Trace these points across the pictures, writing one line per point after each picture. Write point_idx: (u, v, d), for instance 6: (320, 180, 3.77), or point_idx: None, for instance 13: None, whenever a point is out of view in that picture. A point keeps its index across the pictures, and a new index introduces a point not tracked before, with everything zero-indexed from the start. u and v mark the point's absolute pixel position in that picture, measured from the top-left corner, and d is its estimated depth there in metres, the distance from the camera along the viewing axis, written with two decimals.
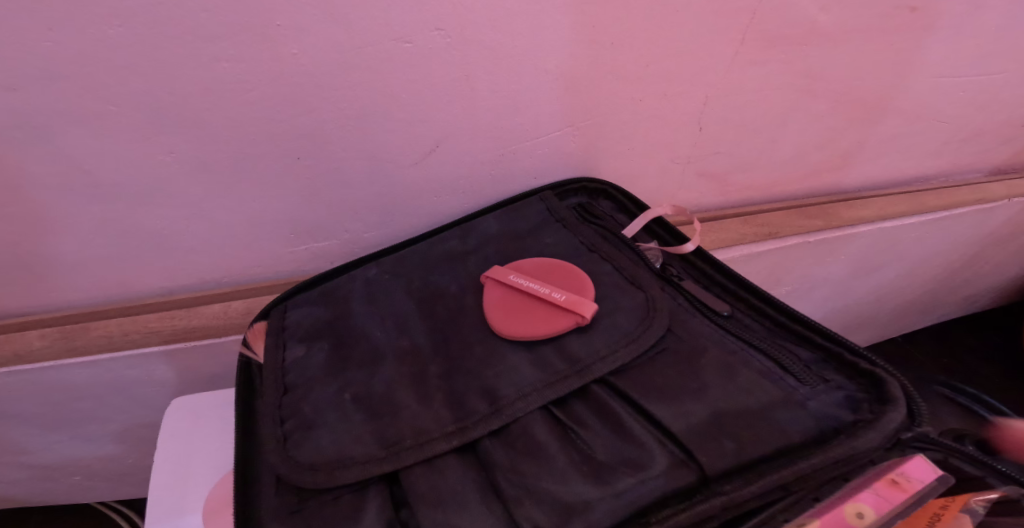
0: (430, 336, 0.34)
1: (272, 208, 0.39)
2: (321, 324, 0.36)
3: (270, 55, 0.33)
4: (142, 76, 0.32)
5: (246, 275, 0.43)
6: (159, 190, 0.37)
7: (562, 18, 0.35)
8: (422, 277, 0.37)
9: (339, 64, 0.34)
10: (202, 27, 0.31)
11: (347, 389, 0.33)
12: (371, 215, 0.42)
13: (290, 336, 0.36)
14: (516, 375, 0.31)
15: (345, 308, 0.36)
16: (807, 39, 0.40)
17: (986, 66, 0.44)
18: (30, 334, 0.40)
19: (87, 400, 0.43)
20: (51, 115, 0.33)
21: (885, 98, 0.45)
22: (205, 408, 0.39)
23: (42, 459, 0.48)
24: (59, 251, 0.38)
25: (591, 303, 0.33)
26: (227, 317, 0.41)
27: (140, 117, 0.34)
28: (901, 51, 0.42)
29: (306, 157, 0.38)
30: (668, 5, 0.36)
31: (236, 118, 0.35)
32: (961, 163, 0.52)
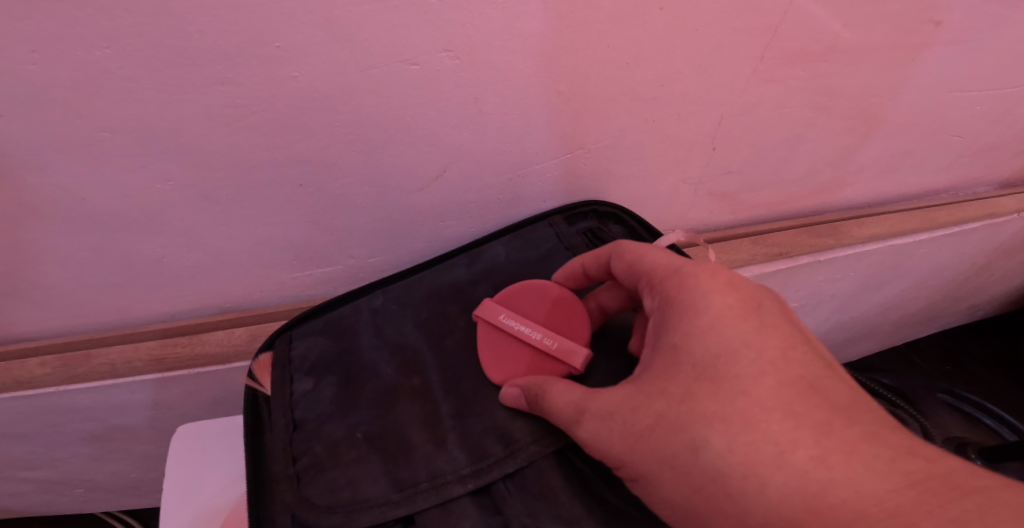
0: (441, 372, 0.34)
1: (274, 235, 0.38)
2: (329, 357, 0.35)
3: (268, 78, 0.31)
4: (134, 101, 0.31)
5: (249, 301, 0.42)
6: (156, 218, 0.36)
7: (578, 39, 0.34)
8: (432, 309, 0.37)
9: (343, 88, 0.33)
10: (195, 50, 0.29)
11: (359, 427, 0.32)
12: (376, 241, 0.41)
13: (297, 369, 0.35)
14: (529, 418, 0.32)
15: (354, 339, 0.36)
16: (827, 55, 0.38)
17: (1005, 81, 0.43)
18: (30, 361, 0.39)
19: (91, 423, 0.43)
20: (40, 144, 0.31)
21: (900, 113, 0.44)
22: (211, 434, 0.38)
23: (48, 475, 0.48)
24: (55, 278, 0.37)
25: (580, 352, 0.33)
26: (232, 344, 0.40)
27: (133, 144, 0.32)
28: (922, 65, 0.41)
29: (308, 184, 0.36)
30: (688, 23, 0.34)
31: (233, 145, 0.33)
32: (972, 176, 0.51)
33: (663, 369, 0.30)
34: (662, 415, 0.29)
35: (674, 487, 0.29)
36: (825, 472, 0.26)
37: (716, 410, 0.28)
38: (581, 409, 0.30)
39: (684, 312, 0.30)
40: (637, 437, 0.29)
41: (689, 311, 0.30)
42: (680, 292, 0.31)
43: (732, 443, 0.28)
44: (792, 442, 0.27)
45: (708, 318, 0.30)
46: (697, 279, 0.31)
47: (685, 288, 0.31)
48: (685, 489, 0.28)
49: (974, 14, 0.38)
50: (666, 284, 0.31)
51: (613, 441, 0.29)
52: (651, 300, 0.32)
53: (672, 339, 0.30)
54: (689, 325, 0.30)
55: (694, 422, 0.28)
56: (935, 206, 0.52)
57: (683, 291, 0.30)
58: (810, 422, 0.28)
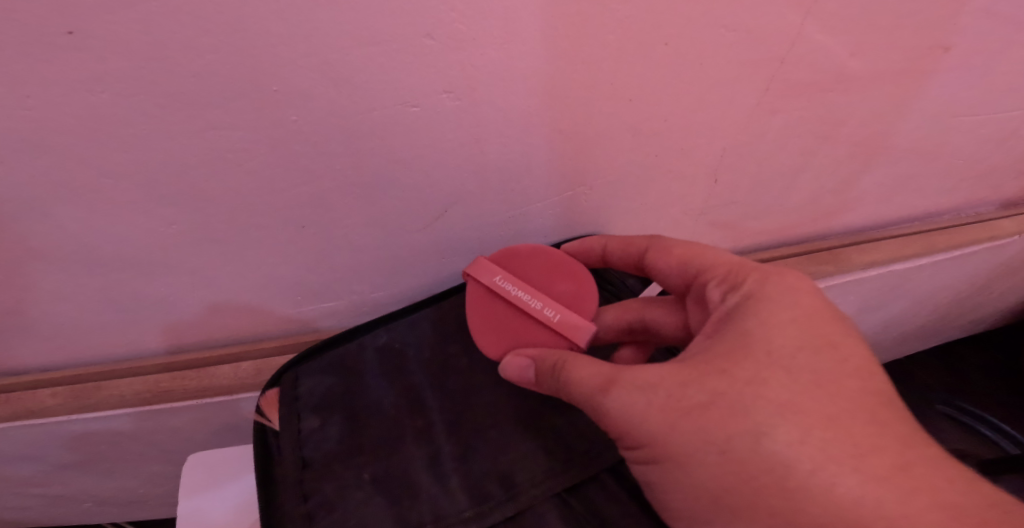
0: (443, 414, 0.35)
1: (278, 274, 0.39)
2: (336, 395, 0.36)
3: (267, 121, 0.31)
4: (134, 146, 0.30)
5: (254, 334, 0.42)
6: (159, 258, 0.36)
7: (579, 77, 0.33)
8: (433, 348, 0.38)
9: (342, 131, 0.32)
10: (191, 94, 0.29)
11: (367, 467, 0.33)
12: (379, 277, 0.41)
13: (304, 406, 0.36)
14: (530, 461, 0.33)
15: (360, 379, 0.36)
16: (834, 85, 0.38)
17: (1011, 104, 0.43)
18: (40, 392, 0.40)
19: (100, 445, 0.44)
20: (41, 191, 0.31)
21: (902, 140, 0.44)
22: (221, 462, 0.40)
23: (58, 490, 0.49)
24: (61, 315, 0.37)
25: (576, 328, 0.36)
26: (238, 378, 0.42)
27: (134, 189, 0.32)
28: (929, 92, 0.40)
29: (309, 225, 0.36)
30: (692, 59, 0.34)
31: (234, 189, 0.33)
32: (974, 198, 0.51)
33: (730, 347, 0.32)
34: (719, 394, 0.30)
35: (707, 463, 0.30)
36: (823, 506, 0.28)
37: (782, 405, 0.30)
38: (609, 380, 0.32)
39: (770, 305, 0.33)
40: (681, 416, 0.31)
41: (772, 300, 0.33)
42: (767, 284, 0.34)
43: (793, 443, 0.29)
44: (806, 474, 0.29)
45: (791, 312, 0.33)
46: (785, 276, 0.34)
47: (775, 282, 0.34)
48: (727, 477, 0.30)
49: (981, 40, 0.37)
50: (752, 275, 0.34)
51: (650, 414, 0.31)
52: (715, 289, 0.35)
53: (745, 324, 0.32)
54: (769, 316, 0.32)
55: (746, 422, 0.30)
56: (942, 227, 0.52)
57: (767, 286, 0.34)
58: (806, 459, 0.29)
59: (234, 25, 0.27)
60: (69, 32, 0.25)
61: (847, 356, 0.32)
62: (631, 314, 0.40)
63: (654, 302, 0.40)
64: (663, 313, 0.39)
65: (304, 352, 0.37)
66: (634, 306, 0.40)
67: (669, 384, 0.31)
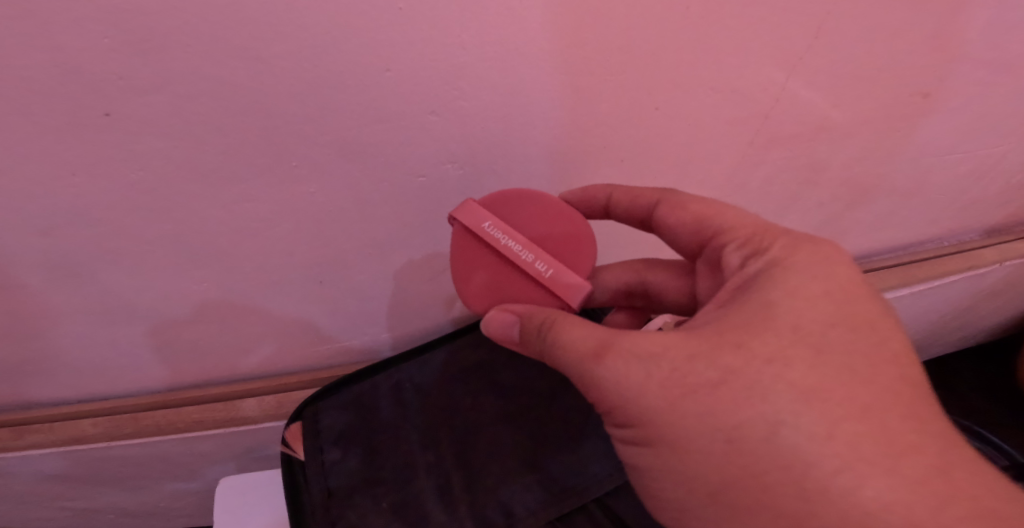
0: (451, 448, 0.39)
1: (299, 320, 0.42)
2: (354, 430, 0.40)
3: (288, 192, 0.34)
4: (170, 218, 0.34)
5: (276, 369, 0.46)
6: (189, 308, 0.39)
7: (567, 134, 0.37)
8: (440, 387, 0.42)
9: (356, 199, 0.35)
10: (221, 169, 0.32)
11: (384, 497, 0.37)
12: (388, 321, 0.45)
13: (327, 439, 0.40)
14: (527, 494, 0.37)
15: (375, 415, 0.40)
16: (817, 132, 0.40)
17: (992, 139, 0.45)
18: (85, 421, 0.45)
19: (140, 466, 0.49)
20: (86, 257, 0.34)
21: (883, 182, 0.47)
22: (251, 484, 0.44)
23: (99, 503, 0.55)
24: (105, 357, 0.41)
25: (569, 286, 0.36)
26: (264, 410, 0.46)
27: (169, 253, 0.35)
28: (915, 131, 0.43)
29: (325, 281, 0.40)
30: (676, 115, 0.37)
31: (259, 252, 0.37)
32: (957, 227, 0.54)
33: (752, 320, 0.32)
34: (729, 372, 0.31)
35: (713, 445, 0.30)
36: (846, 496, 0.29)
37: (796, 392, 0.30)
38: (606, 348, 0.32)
39: (803, 275, 0.33)
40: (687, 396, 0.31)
41: (800, 269, 0.33)
42: (797, 253, 0.34)
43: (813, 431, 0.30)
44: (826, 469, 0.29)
45: (822, 286, 0.33)
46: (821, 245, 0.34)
47: (809, 251, 0.34)
48: (729, 459, 0.30)
49: (956, 85, 0.39)
50: (782, 243, 0.34)
51: (653, 393, 0.31)
52: (734, 253, 0.35)
53: (773, 292, 0.32)
54: (796, 288, 0.32)
55: (761, 406, 0.30)
56: (935, 254, 0.56)
57: (796, 255, 0.34)
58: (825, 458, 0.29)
59: (257, 105, 0.29)
60: (107, 114, 0.28)
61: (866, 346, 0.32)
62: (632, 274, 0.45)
63: (653, 266, 0.45)
64: (664, 272, 0.44)
65: (327, 386, 0.41)
66: (635, 268, 0.45)
67: (674, 356, 0.31)
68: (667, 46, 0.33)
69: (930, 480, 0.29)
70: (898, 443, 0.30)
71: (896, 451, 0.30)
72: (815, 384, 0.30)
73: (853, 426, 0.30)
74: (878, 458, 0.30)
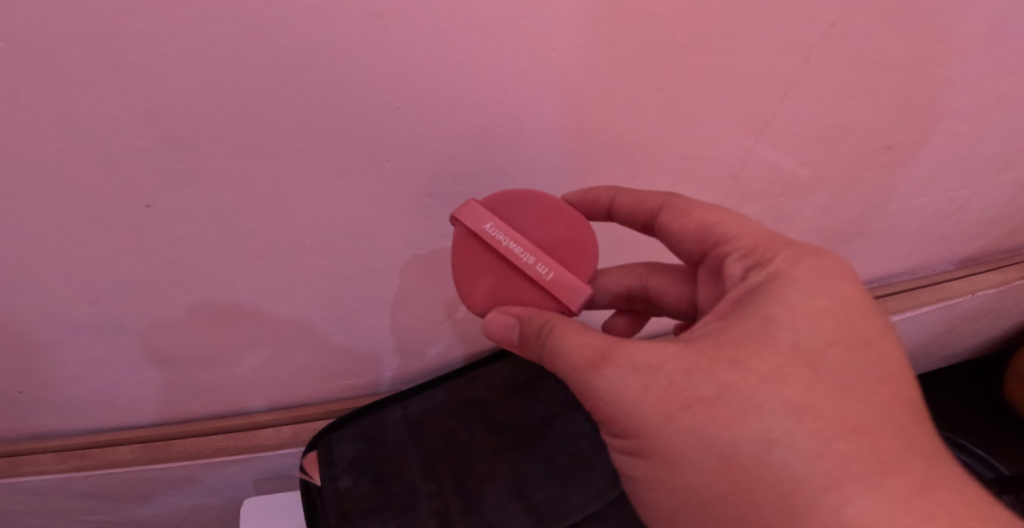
0: (422, 473, 0.56)
1: (336, 347, 0.54)
2: (365, 462, 0.55)
3: (337, 255, 0.44)
4: (240, 280, 0.44)
5: (318, 393, 0.60)
6: (252, 345, 0.50)
7: (566, 175, 0.45)
8: (437, 418, 0.58)
9: (383, 268, 0.47)
10: (293, 231, 0.41)
11: (388, 517, 0.54)
12: (393, 361, 0.59)
13: (339, 469, 0.54)
14: (502, 508, 0.56)
15: (382, 446, 0.56)
16: (781, 189, 0.49)
17: (934, 193, 0.56)
18: (120, 447, 0.57)
19: (172, 482, 0.62)
20: (161, 308, 0.44)
21: (864, 226, 0.58)
22: (267, 503, 0.56)
23: (132, 510, 0.67)
24: (184, 380, 0.53)
25: (564, 288, 0.44)
26: (281, 438, 0.60)
27: (195, 307, 0.45)
28: (881, 175, 0.51)
29: (353, 287, 0.48)
30: (663, 172, 0.46)
31: (308, 298, 0.47)
32: (942, 254, 0.67)
33: (756, 332, 0.40)
34: (724, 385, 0.39)
35: (705, 457, 0.38)
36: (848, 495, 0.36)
37: (796, 403, 0.38)
38: (601, 358, 0.40)
39: (801, 290, 0.41)
40: (684, 408, 0.39)
41: (800, 283, 0.42)
42: (790, 266, 0.42)
43: (808, 437, 0.38)
44: (830, 482, 0.37)
45: (817, 299, 0.41)
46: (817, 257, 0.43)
47: (799, 260, 0.43)
48: (719, 467, 0.38)
49: (914, 141, 0.48)
50: (777, 253, 0.43)
51: (647, 401, 0.39)
52: (738, 263, 0.44)
53: (775, 306, 0.41)
54: (794, 299, 0.41)
55: (758, 422, 0.38)
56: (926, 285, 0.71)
57: (793, 268, 0.42)
58: (825, 457, 0.37)
59: (276, 190, 0.38)
60: (147, 205, 0.36)
61: (867, 354, 0.41)
62: (632, 278, 0.59)
63: (653, 271, 0.58)
64: (663, 276, 0.57)
65: (340, 420, 0.56)
66: (637, 272, 0.58)
67: (673, 368, 0.39)
68: (680, 99, 0.39)
69: (917, 497, 0.36)
70: (881, 464, 0.37)
71: (881, 471, 0.37)
72: (811, 399, 0.38)
73: (841, 445, 0.37)
74: (866, 476, 0.37)
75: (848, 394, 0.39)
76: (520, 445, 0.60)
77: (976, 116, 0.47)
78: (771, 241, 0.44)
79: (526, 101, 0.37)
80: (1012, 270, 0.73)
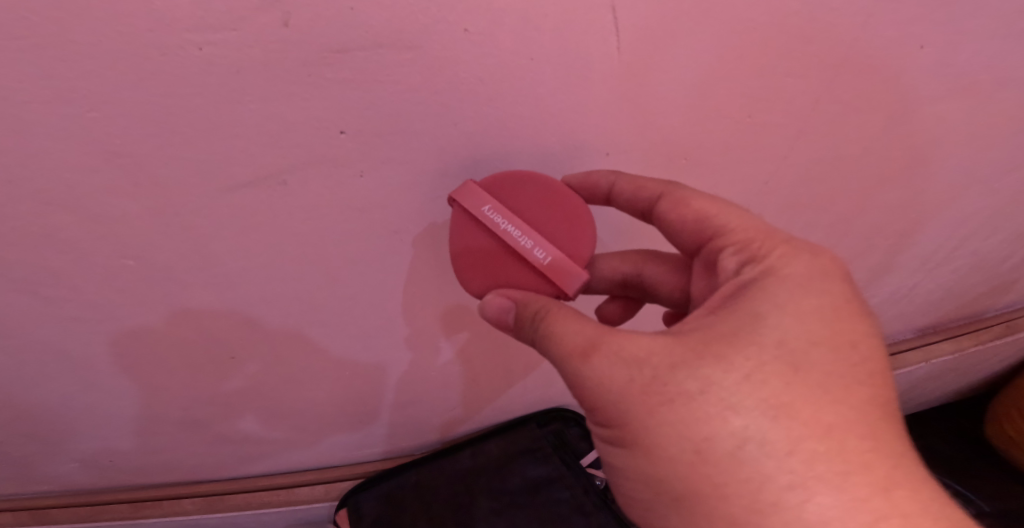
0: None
1: (373, 321, 0.73)
2: (381, 520, 1.09)
3: (395, 273, 0.66)
4: (304, 293, 0.66)
5: (344, 384, 0.85)
6: (317, 328, 0.72)
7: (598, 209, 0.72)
8: (425, 494, 1.10)
9: (423, 276, 0.68)
10: (370, 249, 0.62)
11: None
12: (389, 348, 0.79)
13: (365, 520, 1.09)
14: None
15: (393, 505, 1.09)
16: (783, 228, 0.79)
17: (941, 233, 0.93)
18: (184, 502, 1.02)
19: (271, 502, 1.07)
20: (263, 326, 0.70)
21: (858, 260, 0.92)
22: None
23: (231, 519, 1.08)
24: (277, 366, 0.77)
25: (562, 272, 0.61)
26: (314, 493, 1.09)
27: (274, 361, 0.76)
28: (898, 217, 0.85)
29: (362, 316, 0.72)
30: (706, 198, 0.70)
31: (377, 301, 0.70)
32: (903, 284, 1.04)
33: (743, 328, 0.56)
34: (702, 382, 0.54)
35: (683, 451, 0.53)
36: (785, 468, 0.52)
37: (763, 393, 0.54)
38: (591, 346, 0.56)
39: (778, 288, 0.58)
40: (661, 401, 0.54)
41: (783, 279, 0.58)
42: (779, 267, 0.59)
43: (765, 410, 0.53)
44: (788, 462, 0.52)
45: (788, 293, 0.58)
46: (792, 258, 0.59)
47: (784, 261, 0.59)
48: (692, 448, 0.53)
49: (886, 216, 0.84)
50: (778, 252, 0.60)
51: (630, 388, 0.55)
52: (733, 259, 0.61)
53: (760, 305, 0.57)
54: (774, 296, 0.57)
55: (728, 407, 0.53)
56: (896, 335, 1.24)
57: (785, 266, 0.59)
58: (770, 430, 0.53)
59: (357, 250, 0.62)
60: (232, 355, 0.72)
61: (840, 352, 0.57)
62: (631, 266, 0.74)
63: (648, 261, 0.74)
64: (660, 268, 0.74)
65: (366, 489, 1.09)
66: (634, 259, 0.74)
67: (660, 361, 0.55)
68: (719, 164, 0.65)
69: (875, 496, 0.52)
70: (847, 465, 0.53)
71: (847, 472, 0.53)
72: (783, 395, 0.54)
73: (810, 445, 0.53)
74: (827, 475, 0.52)
75: (820, 399, 0.54)
76: (494, 512, 1.11)
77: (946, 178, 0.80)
78: (751, 228, 0.61)
79: (557, 145, 0.58)
80: (954, 339, 1.31)
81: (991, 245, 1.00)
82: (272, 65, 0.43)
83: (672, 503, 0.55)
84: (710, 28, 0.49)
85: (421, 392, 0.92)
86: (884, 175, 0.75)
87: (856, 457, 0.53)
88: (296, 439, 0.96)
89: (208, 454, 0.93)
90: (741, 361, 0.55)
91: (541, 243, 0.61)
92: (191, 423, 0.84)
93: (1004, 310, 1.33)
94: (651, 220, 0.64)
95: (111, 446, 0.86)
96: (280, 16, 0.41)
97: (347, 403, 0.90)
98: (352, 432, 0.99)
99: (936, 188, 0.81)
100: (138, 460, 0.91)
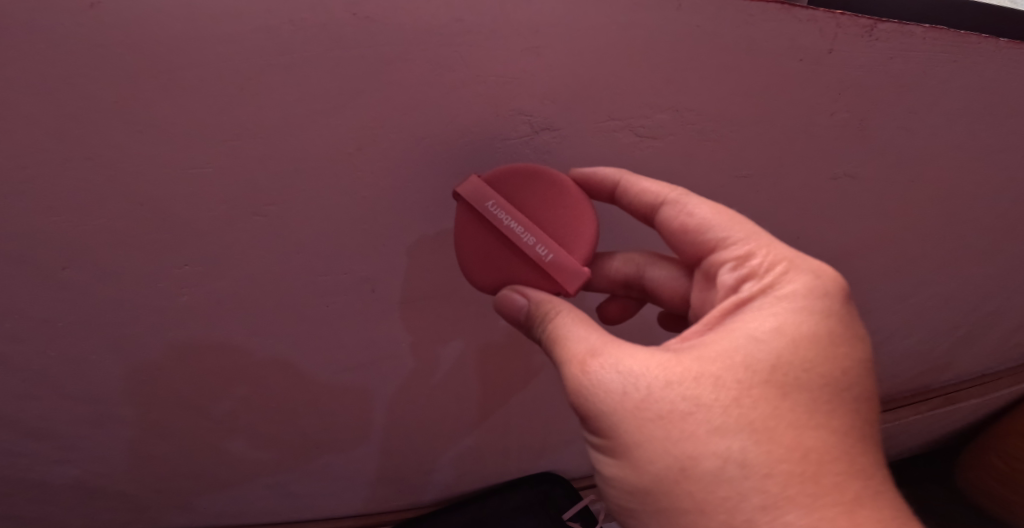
0: None
1: (307, 359, 0.64)
2: None
3: (327, 307, 0.59)
4: (214, 326, 0.59)
5: (274, 440, 0.74)
6: (237, 371, 0.64)
7: None
8: None
9: (362, 310, 0.60)
10: (292, 271, 0.55)
11: None
12: (327, 392, 0.69)
13: None
14: None
15: None
16: None
17: (916, 271, 0.80)
18: None
19: None
20: (166, 372, 0.62)
21: (867, 309, 0.84)
22: None
23: None
24: (189, 419, 0.68)
25: (563, 273, 0.53)
26: None
27: (181, 408, 0.67)
28: (868, 254, 0.74)
29: (293, 354, 0.63)
30: (606, 218, 0.62)
31: (306, 333, 0.61)
32: (906, 343, 0.95)
33: (737, 346, 0.48)
34: (661, 400, 0.46)
35: (667, 466, 0.46)
36: (773, 497, 0.44)
37: (746, 415, 0.45)
38: (591, 354, 0.49)
39: (735, 306, 0.51)
40: (649, 419, 0.46)
41: (765, 294, 0.50)
42: (753, 283, 0.51)
43: (750, 434, 0.45)
44: (777, 490, 0.44)
45: (784, 316, 0.49)
46: (795, 269, 0.50)
47: (765, 271, 0.50)
48: (678, 465, 0.46)
49: (886, 255, 0.75)
50: (785, 268, 0.50)
51: (613, 398, 0.47)
52: (729, 273, 0.52)
53: (766, 324, 0.48)
54: (774, 316, 0.49)
55: (687, 424, 0.46)
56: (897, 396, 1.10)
57: (790, 283, 0.50)
58: (738, 447, 0.45)
59: (275, 273, 0.55)
60: (319, 447, 0.77)
61: (841, 374, 0.48)
62: (630, 267, 0.61)
63: (650, 262, 0.60)
64: (663, 268, 0.60)
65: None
66: (633, 261, 0.61)
67: (650, 377, 0.47)
68: (591, 160, 0.54)
69: (841, 517, 0.44)
70: (817, 485, 0.44)
71: (817, 492, 0.44)
72: (755, 418, 0.45)
73: (785, 467, 0.44)
74: (800, 497, 0.44)
75: (803, 422, 0.46)
76: None
77: (873, 193, 0.65)
78: (759, 234, 0.52)
79: (486, 157, 0.51)
80: (895, 411, 1.10)
81: (902, 340, 0.94)
82: (365, 312, 0.60)
83: (656, 513, 0.47)
84: (605, 43, 0.46)
85: (438, 432, 0.81)
86: (873, 209, 0.67)
87: (826, 477, 0.45)
88: (253, 492, 0.81)
89: (196, 484, 0.78)
90: (685, 380, 0.47)
91: (544, 239, 0.53)
92: (188, 444, 0.71)
93: (947, 382, 1.12)
94: (653, 227, 0.55)
95: (97, 469, 0.72)
96: (369, 288, 0.58)
97: (356, 432, 0.77)
98: (297, 499, 0.85)
99: (928, 219, 0.72)
100: (119, 490, 0.76)
